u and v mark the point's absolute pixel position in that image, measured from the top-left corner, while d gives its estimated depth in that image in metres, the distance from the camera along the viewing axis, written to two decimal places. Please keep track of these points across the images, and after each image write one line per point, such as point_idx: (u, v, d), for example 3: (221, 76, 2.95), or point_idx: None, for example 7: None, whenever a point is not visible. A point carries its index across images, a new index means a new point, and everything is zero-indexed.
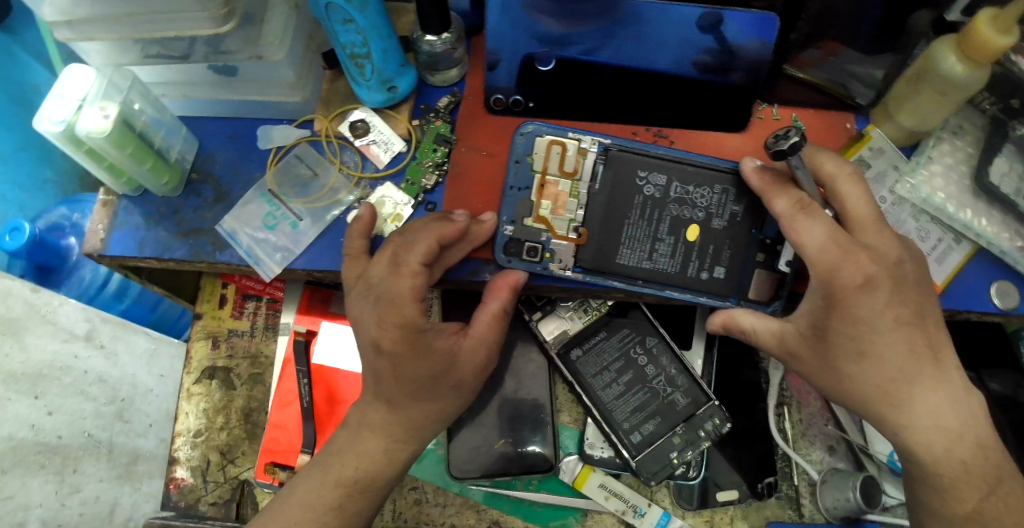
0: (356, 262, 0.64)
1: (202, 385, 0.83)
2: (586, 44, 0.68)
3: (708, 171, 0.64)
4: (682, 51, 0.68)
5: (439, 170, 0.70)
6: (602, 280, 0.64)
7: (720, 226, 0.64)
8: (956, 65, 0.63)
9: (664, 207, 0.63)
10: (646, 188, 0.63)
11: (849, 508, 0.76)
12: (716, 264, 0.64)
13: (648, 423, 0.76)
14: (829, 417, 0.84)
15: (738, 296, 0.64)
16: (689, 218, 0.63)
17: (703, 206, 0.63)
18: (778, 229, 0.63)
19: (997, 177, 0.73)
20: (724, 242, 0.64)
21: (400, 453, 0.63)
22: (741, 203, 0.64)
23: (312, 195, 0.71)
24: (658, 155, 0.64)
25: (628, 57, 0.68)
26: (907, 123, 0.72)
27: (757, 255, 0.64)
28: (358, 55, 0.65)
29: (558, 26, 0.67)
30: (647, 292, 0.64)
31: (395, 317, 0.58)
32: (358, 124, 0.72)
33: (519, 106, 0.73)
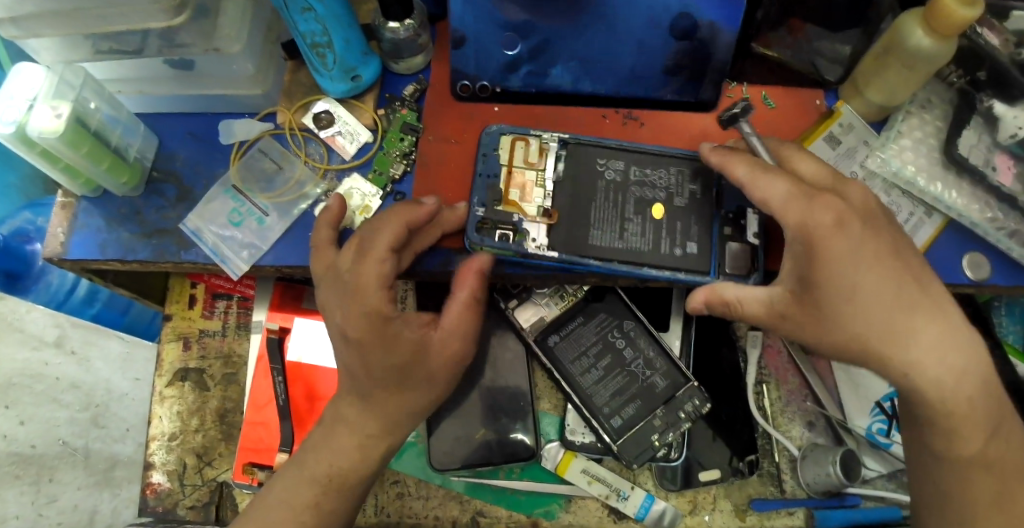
0: (323, 253, 0.62)
1: (174, 387, 0.81)
2: (551, 33, 0.68)
3: (663, 156, 0.66)
4: (648, 36, 0.68)
5: (407, 160, 0.68)
6: (579, 260, 0.62)
7: (683, 204, 0.65)
8: (923, 40, 0.63)
9: (626, 188, 0.64)
10: (607, 173, 0.65)
11: (829, 482, 0.78)
12: (687, 239, 0.64)
13: (629, 406, 0.76)
14: (808, 393, 0.85)
15: (717, 271, 0.63)
16: (652, 198, 0.64)
17: (663, 187, 0.65)
18: (739, 203, 0.65)
19: (967, 149, 0.73)
20: (691, 218, 0.64)
21: (381, 447, 0.62)
22: (697, 182, 0.65)
23: (278, 190, 0.69)
24: (615, 144, 0.65)
25: (602, 45, 0.68)
26: (875, 99, 0.72)
27: (725, 229, 0.65)
28: (318, 44, 0.64)
29: (520, 13, 0.66)
30: (624, 272, 0.62)
31: (360, 305, 0.57)
32: (322, 116, 0.70)
33: (486, 92, 0.71)
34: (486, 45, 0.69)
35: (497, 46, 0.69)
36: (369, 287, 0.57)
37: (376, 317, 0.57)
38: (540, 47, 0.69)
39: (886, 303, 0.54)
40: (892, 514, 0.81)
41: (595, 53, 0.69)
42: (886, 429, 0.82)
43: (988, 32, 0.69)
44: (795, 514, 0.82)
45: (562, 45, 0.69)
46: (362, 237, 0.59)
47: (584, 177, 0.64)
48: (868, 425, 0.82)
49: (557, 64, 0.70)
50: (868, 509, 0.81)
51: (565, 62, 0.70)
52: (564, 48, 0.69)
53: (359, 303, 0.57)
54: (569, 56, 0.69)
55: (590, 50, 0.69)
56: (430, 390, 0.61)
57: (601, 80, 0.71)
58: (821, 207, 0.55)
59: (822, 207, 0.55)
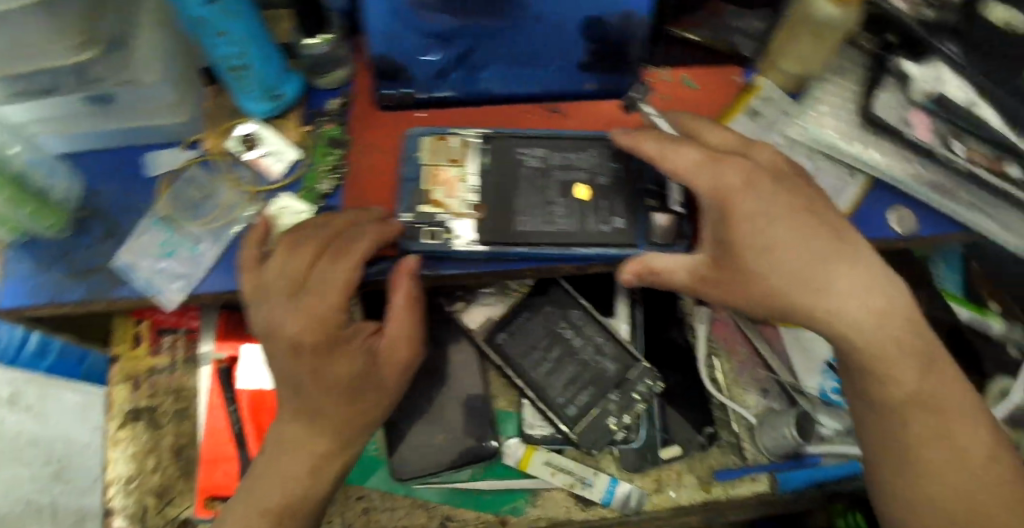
0: (253, 271, 0.61)
1: (127, 429, 0.79)
2: (469, 38, 0.64)
3: (581, 139, 0.68)
4: (563, 29, 0.65)
5: (336, 174, 0.67)
6: (506, 250, 0.64)
7: (605, 183, 0.67)
8: (829, 9, 0.63)
9: (548, 173, 0.66)
10: (529, 160, 0.66)
11: (787, 445, 0.79)
12: (613, 216, 0.66)
13: (582, 393, 0.77)
14: (758, 361, 0.87)
15: (646, 243, 0.66)
16: (575, 179, 0.66)
17: (586, 168, 0.67)
18: (658, 174, 0.67)
19: (884, 110, 0.72)
20: (615, 197, 0.66)
21: (329, 465, 0.63)
22: (617, 160, 0.68)
23: (207, 216, 0.68)
24: (536, 134, 0.68)
25: (522, 43, 0.66)
26: (792, 70, 0.72)
27: (651, 201, 0.67)
28: (235, 67, 0.63)
29: (440, 25, 0.62)
30: (554, 253, 0.64)
31: (312, 316, 0.58)
32: (247, 138, 0.68)
33: (409, 100, 0.70)
34: (401, 57, 0.65)
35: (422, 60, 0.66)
36: (320, 311, 0.58)
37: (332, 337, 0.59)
38: (465, 54, 0.66)
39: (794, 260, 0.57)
40: (853, 469, 0.82)
41: (521, 51, 0.68)
42: (838, 387, 0.84)
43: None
44: (759, 479, 0.82)
45: (484, 51, 0.67)
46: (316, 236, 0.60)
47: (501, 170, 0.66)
48: (820, 385, 0.84)
49: (485, 67, 0.69)
50: (829, 467, 0.83)
51: (493, 64, 0.69)
52: (484, 55, 0.67)
53: (313, 324, 0.58)
54: (488, 57, 0.68)
55: (514, 51, 0.67)
56: (377, 402, 0.62)
57: (529, 80, 0.72)
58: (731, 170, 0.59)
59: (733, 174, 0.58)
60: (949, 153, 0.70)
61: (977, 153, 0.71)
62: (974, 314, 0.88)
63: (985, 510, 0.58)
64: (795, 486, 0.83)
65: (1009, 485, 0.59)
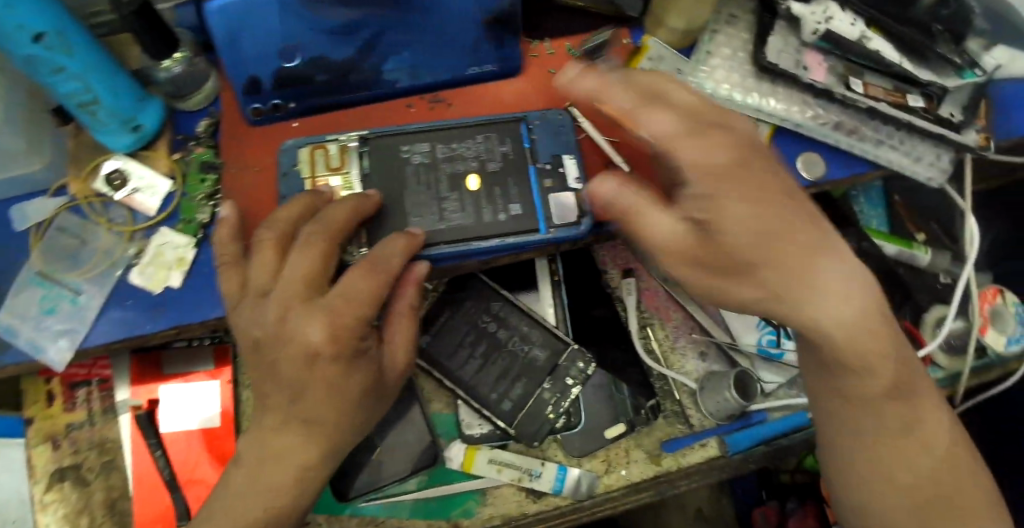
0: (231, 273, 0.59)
1: (54, 491, 0.76)
2: (372, 30, 0.62)
3: (465, 128, 0.66)
4: (468, 16, 0.63)
5: (213, 201, 0.65)
6: (455, 247, 0.62)
7: (497, 168, 0.65)
8: None
9: (436, 169, 0.64)
10: (413, 157, 0.64)
11: (730, 408, 0.78)
12: (509, 203, 0.64)
13: (516, 386, 0.75)
14: (692, 325, 0.86)
15: (547, 227, 0.64)
16: (464, 170, 0.64)
17: (474, 156, 0.65)
18: (552, 154, 0.66)
19: (776, 55, 0.70)
20: (510, 181, 0.65)
21: (277, 518, 0.57)
22: (506, 143, 0.66)
23: (86, 264, 0.64)
24: (417, 129, 0.66)
25: (427, 33, 0.64)
26: (677, 26, 0.70)
27: (546, 182, 0.65)
28: (85, 102, 0.59)
29: (340, 14, 0.59)
30: (454, 252, 0.62)
31: (343, 330, 0.55)
32: (114, 176, 0.65)
33: (281, 110, 0.66)
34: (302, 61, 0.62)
35: (324, 53, 0.62)
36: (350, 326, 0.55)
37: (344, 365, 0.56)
38: (371, 42, 0.63)
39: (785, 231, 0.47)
40: (800, 420, 0.83)
41: (427, 32, 0.64)
42: (774, 340, 0.86)
43: None
44: (708, 444, 0.82)
45: (392, 38, 0.63)
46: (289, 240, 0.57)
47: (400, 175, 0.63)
48: (757, 341, 0.85)
49: (390, 58, 0.65)
50: (775, 421, 0.83)
51: (400, 54, 0.65)
52: (392, 42, 0.63)
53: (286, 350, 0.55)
54: (384, 56, 0.64)
55: (421, 34, 0.64)
56: (324, 442, 0.58)
57: (433, 69, 0.67)
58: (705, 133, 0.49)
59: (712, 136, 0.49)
60: (849, 91, 0.70)
61: (873, 88, 0.71)
62: (902, 248, 0.88)
63: None
64: (745, 447, 0.81)
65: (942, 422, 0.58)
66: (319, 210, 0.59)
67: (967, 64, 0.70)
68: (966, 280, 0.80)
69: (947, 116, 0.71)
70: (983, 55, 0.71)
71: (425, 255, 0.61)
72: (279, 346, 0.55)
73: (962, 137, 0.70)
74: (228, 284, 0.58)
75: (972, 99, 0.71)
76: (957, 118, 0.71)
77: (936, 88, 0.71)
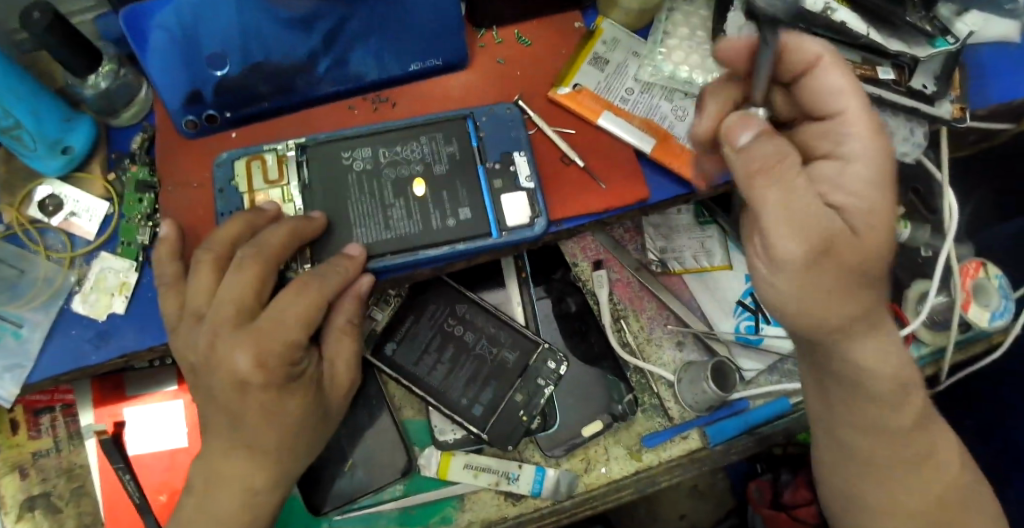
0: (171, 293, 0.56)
1: (24, 521, 0.74)
2: (331, 21, 0.59)
3: (409, 129, 0.63)
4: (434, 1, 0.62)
5: (152, 221, 0.63)
6: (399, 259, 0.59)
7: (443, 171, 0.62)
8: None
9: (379, 174, 0.62)
10: (355, 164, 0.62)
11: (708, 399, 0.77)
12: (458, 207, 0.61)
13: (485, 390, 0.73)
14: (667, 315, 0.83)
15: (499, 229, 0.61)
16: (409, 174, 0.62)
17: (418, 159, 0.62)
18: (501, 152, 0.63)
19: (737, 31, 0.65)
20: (456, 184, 0.62)
21: None
22: (453, 143, 0.63)
23: (26, 295, 0.61)
24: (356, 133, 0.63)
25: (387, 19, 0.62)
26: (630, 6, 0.67)
27: (496, 181, 0.62)
28: (6, 128, 0.57)
29: (299, 6, 0.57)
30: (400, 263, 0.60)
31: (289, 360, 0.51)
32: (47, 202, 0.63)
33: (216, 121, 0.63)
34: (251, 64, 0.60)
35: (286, 46, 0.60)
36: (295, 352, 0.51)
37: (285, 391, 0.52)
38: (332, 33, 0.61)
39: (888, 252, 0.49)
40: (783, 405, 0.81)
41: (390, 17, 0.62)
42: (752, 326, 0.82)
43: None
44: (689, 436, 0.80)
45: (355, 25, 0.61)
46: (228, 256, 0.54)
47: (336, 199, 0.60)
48: (735, 327, 0.83)
49: (356, 48, 0.63)
50: (758, 409, 0.81)
51: (365, 43, 0.63)
52: (356, 30, 0.61)
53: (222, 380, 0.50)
54: (338, 46, 0.62)
55: (386, 21, 0.62)
56: (279, 469, 0.55)
57: (404, 53, 0.64)
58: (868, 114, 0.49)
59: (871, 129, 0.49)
60: None
61: None
62: None
63: (899, 441, 0.54)
64: (728, 437, 0.79)
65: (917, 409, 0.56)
66: (260, 228, 0.57)
67: (939, 31, 0.67)
68: (944, 255, 0.76)
69: (919, 88, 0.70)
70: (955, 21, 0.68)
71: (370, 268, 0.59)
72: (211, 372, 0.51)
73: (933, 109, 0.70)
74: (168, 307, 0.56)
75: (945, 68, 0.69)
76: (929, 89, 0.70)
77: (907, 60, 0.69)
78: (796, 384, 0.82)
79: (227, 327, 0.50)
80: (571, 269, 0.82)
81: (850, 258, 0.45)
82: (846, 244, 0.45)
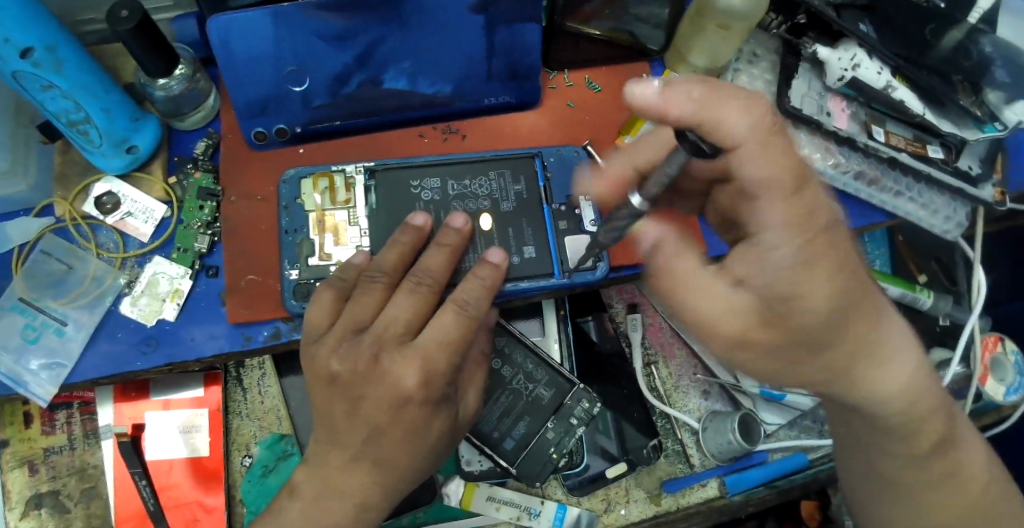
0: (319, 307, 0.56)
1: (29, 518, 0.73)
2: (370, 37, 0.60)
3: (478, 164, 0.64)
4: (471, 36, 0.62)
5: (211, 230, 0.62)
6: (538, 282, 0.61)
7: (510, 209, 0.63)
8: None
9: (447, 205, 0.62)
10: (423, 194, 0.62)
11: (732, 449, 0.77)
12: (523, 245, 0.62)
13: (518, 425, 0.73)
14: (696, 364, 0.84)
15: (562, 271, 0.62)
16: (475, 209, 0.62)
17: (486, 194, 0.63)
18: (567, 193, 0.64)
19: (798, 99, 0.70)
20: (522, 222, 0.63)
21: None
22: (520, 182, 0.64)
23: (72, 292, 0.60)
24: (426, 163, 0.63)
25: (425, 47, 0.62)
26: (700, 63, 0.70)
27: (560, 223, 0.64)
28: (75, 121, 0.56)
29: (337, 19, 0.58)
30: (528, 289, 0.61)
31: (436, 375, 0.52)
32: (104, 199, 0.63)
33: (286, 135, 0.64)
34: (319, 76, 0.61)
35: (318, 59, 0.60)
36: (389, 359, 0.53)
37: (396, 415, 0.52)
38: (368, 51, 0.61)
39: (840, 316, 0.45)
40: (799, 461, 0.82)
41: (428, 40, 0.62)
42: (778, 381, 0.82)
43: None
44: (708, 484, 0.81)
45: (392, 46, 0.61)
46: (384, 269, 0.56)
47: (421, 219, 0.59)
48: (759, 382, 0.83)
49: (390, 68, 0.62)
50: (774, 463, 0.82)
51: (400, 63, 0.62)
52: (391, 52, 0.61)
53: (342, 393, 0.53)
54: (395, 71, 0.63)
55: (425, 40, 0.61)
56: (325, 495, 0.54)
57: (441, 75, 0.64)
58: (779, 149, 0.42)
59: (788, 154, 0.42)
60: (871, 140, 0.70)
61: (894, 137, 0.72)
62: (905, 290, 0.86)
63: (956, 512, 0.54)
64: (746, 487, 0.81)
65: (981, 477, 0.55)
66: (422, 247, 0.59)
67: (987, 117, 0.70)
68: (970, 330, 0.79)
69: (966, 169, 0.73)
70: (1006, 109, 0.68)
71: (503, 290, 0.60)
72: (370, 386, 0.52)
73: (977, 191, 0.73)
74: (316, 319, 0.55)
75: (988, 152, 0.75)
76: (974, 171, 0.74)
77: (954, 139, 0.73)
78: (815, 442, 0.83)
79: (390, 341, 0.53)
80: (608, 310, 0.84)
81: (789, 327, 0.44)
82: (776, 314, 0.44)
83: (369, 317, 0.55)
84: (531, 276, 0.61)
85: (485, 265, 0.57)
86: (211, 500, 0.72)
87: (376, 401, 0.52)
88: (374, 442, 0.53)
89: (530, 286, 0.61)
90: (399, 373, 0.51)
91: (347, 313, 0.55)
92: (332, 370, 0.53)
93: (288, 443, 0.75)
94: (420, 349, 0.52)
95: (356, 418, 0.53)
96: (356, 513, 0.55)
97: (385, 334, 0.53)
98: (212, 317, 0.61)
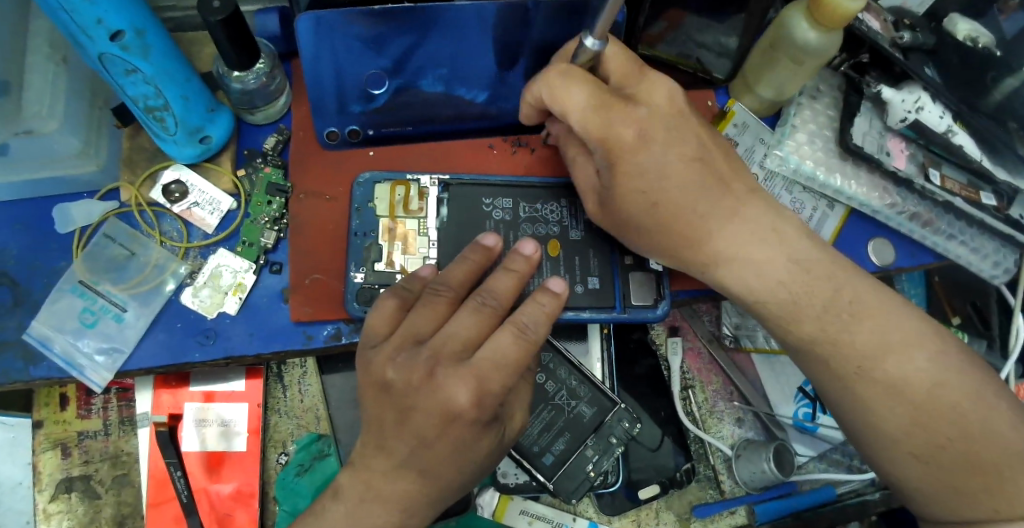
0: (383, 313, 0.55)
1: (59, 501, 0.72)
2: (401, 42, 0.59)
3: (548, 188, 0.64)
4: (508, 50, 0.62)
5: (278, 226, 0.62)
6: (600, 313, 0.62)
7: (578, 237, 0.63)
8: (809, 33, 0.62)
9: (517, 227, 0.62)
10: (494, 213, 0.62)
11: (765, 478, 0.77)
12: (588, 275, 0.62)
13: (558, 441, 0.73)
14: (732, 391, 0.85)
15: (622, 305, 0.62)
16: (544, 235, 0.63)
17: (556, 221, 0.63)
18: None
19: (861, 137, 0.71)
20: (588, 252, 0.63)
21: None
22: None
23: (133, 278, 0.60)
24: (497, 182, 0.63)
25: (457, 58, 0.62)
26: (765, 95, 0.71)
27: (624, 259, 0.63)
28: (153, 107, 0.56)
29: (373, 26, 0.57)
30: (589, 320, 0.62)
31: (491, 394, 0.51)
32: (172, 187, 0.62)
33: (356, 137, 0.65)
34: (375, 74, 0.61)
35: (354, 63, 0.60)
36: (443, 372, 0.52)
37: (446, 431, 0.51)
38: (402, 58, 0.61)
39: None
40: (828, 494, 0.81)
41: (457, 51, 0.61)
42: (811, 413, 0.83)
43: (870, 16, 0.68)
44: (736, 511, 0.82)
45: (428, 50, 0.61)
46: (450, 279, 0.56)
47: (491, 240, 0.59)
48: (793, 413, 0.83)
49: (425, 74, 0.62)
50: (806, 494, 0.81)
51: (433, 71, 0.62)
52: (425, 58, 0.61)
53: (394, 400, 0.52)
54: (427, 79, 0.63)
55: (456, 55, 0.62)
56: (369, 500, 0.54)
57: (476, 81, 0.64)
58: None
59: None
60: (928, 183, 0.71)
61: (950, 181, 0.72)
62: None
63: None
64: (773, 516, 0.81)
65: None
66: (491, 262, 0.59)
67: None
68: (1004, 378, 0.80)
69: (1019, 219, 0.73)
70: None
71: (564, 317, 0.61)
72: (419, 398, 0.51)
73: None
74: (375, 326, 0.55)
75: None
76: None
77: (1007, 188, 0.73)
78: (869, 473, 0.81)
79: (445, 357, 0.52)
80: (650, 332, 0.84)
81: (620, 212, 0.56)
82: None
83: (431, 332, 0.54)
84: (595, 308, 0.62)
85: (546, 293, 0.56)
86: (218, 489, 0.71)
87: (427, 414, 0.51)
88: (421, 453, 0.53)
89: (591, 314, 0.62)
90: (449, 389, 0.50)
91: (407, 323, 0.54)
92: (386, 377, 0.52)
93: (325, 443, 0.74)
94: (473, 367, 0.51)
95: (405, 428, 0.52)
96: (398, 521, 0.55)
97: (443, 349, 0.52)
98: (271, 315, 0.60)
